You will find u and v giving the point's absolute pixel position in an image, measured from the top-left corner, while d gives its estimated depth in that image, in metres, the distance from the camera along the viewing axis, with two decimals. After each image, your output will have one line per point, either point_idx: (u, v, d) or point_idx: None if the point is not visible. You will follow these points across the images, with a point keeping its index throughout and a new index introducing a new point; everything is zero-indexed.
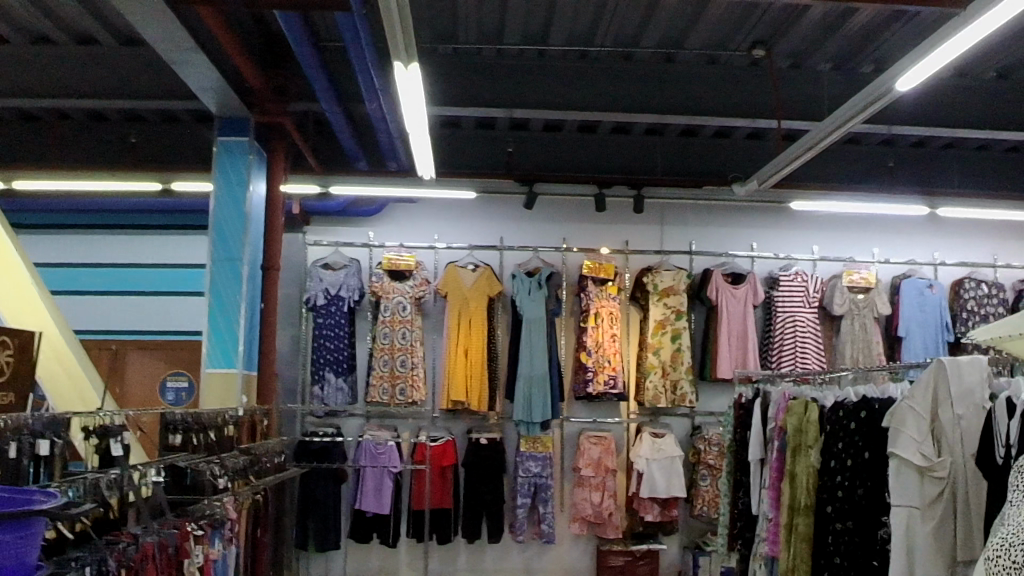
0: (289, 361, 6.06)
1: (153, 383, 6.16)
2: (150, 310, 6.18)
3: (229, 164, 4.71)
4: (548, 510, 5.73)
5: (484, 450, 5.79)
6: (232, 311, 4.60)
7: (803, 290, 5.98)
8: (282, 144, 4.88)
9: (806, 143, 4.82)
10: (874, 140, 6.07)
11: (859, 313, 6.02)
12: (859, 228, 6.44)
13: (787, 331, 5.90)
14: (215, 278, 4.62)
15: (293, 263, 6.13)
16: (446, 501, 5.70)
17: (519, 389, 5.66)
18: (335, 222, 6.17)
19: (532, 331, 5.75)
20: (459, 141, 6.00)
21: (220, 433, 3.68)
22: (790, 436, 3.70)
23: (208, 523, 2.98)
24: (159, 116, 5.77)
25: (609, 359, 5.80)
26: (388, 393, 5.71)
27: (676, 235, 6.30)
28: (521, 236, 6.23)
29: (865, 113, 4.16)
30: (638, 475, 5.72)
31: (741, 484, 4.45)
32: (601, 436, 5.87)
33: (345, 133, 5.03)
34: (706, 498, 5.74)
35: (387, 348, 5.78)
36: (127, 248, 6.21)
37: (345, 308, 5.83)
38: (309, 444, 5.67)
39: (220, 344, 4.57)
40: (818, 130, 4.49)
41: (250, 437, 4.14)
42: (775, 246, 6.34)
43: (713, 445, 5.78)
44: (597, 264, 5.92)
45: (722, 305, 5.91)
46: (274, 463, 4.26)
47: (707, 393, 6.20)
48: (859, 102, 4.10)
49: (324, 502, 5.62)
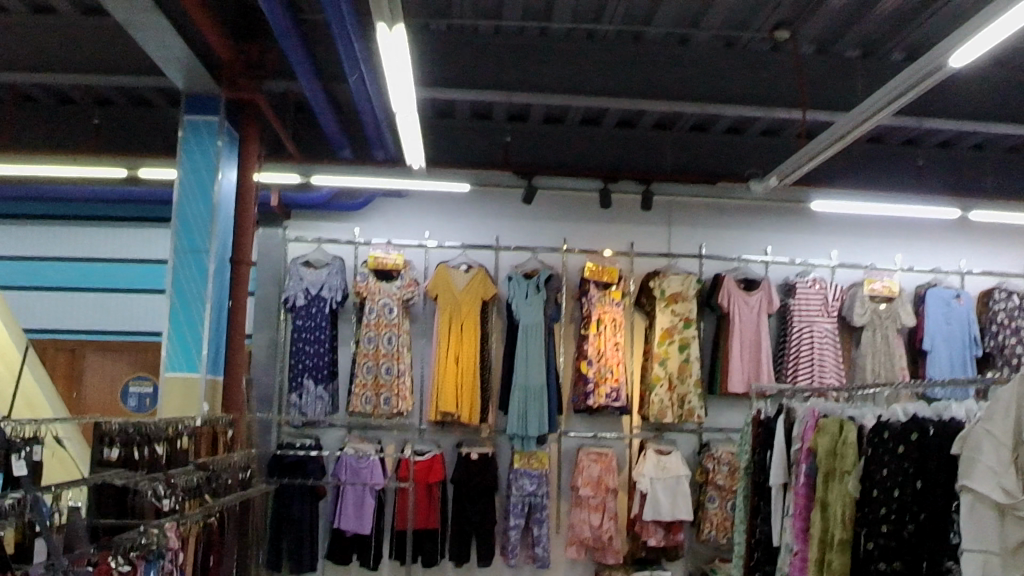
0: (265, 366, 5.51)
1: (113, 386, 5.70)
2: (116, 309, 5.69)
3: (196, 147, 4.26)
4: (543, 531, 5.27)
5: (474, 467, 5.32)
6: (196, 308, 4.15)
7: (821, 299, 5.53)
8: (256, 123, 4.39)
9: (831, 138, 4.35)
10: (900, 138, 5.63)
11: (881, 324, 5.58)
12: (881, 233, 5.98)
13: (803, 342, 5.46)
14: (177, 271, 4.16)
15: (272, 261, 5.64)
16: (432, 521, 5.24)
17: (514, 400, 5.21)
18: (317, 217, 5.72)
19: (529, 338, 5.30)
20: (453, 133, 5.56)
21: (171, 447, 3.22)
22: (822, 459, 3.22)
23: (142, 555, 2.48)
24: (129, 99, 5.34)
25: (611, 370, 5.33)
26: (371, 403, 5.27)
27: (684, 237, 5.84)
28: (517, 235, 5.77)
29: (904, 98, 3.69)
30: (641, 496, 5.26)
31: (758, 510, 3.99)
32: (601, 452, 5.40)
33: (326, 115, 4.57)
34: (715, 522, 5.27)
35: (370, 354, 5.33)
36: (93, 241, 5.75)
37: (327, 310, 5.39)
38: (284, 457, 5.20)
39: (182, 345, 4.12)
40: (852, 120, 4.03)
41: (210, 451, 3.68)
42: (792, 250, 5.88)
43: (722, 465, 5.32)
44: (599, 267, 5.45)
45: (734, 315, 5.46)
46: (235, 477, 3.80)
47: (715, 407, 5.73)
48: (899, 86, 3.64)
49: (299, 520, 5.15)
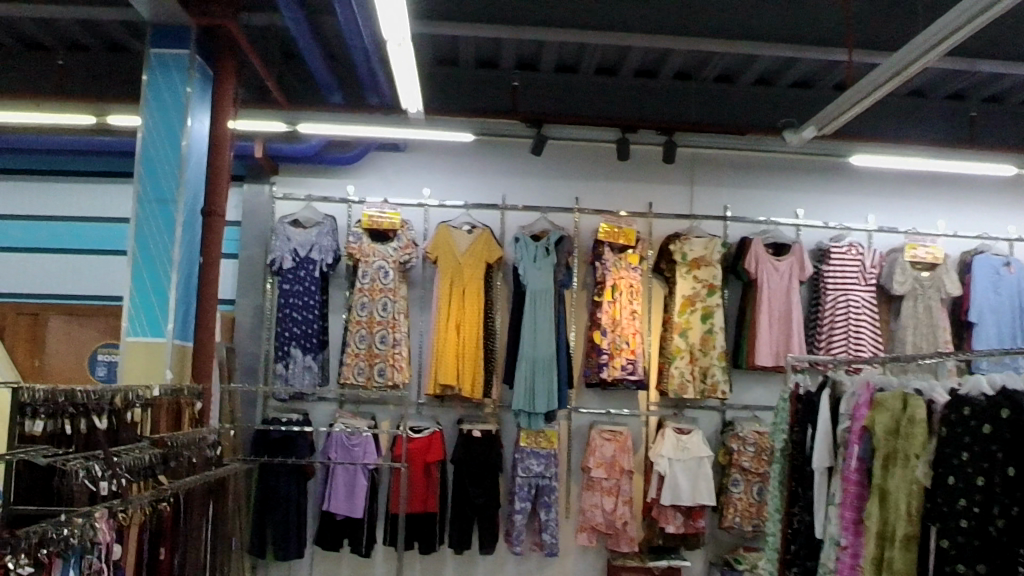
0: (250, 335, 5.03)
1: (80, 356, 4.84)
2: (89, 272, 5.24)
3: (163, 83, 3.75)
4: (551, 516, 4.81)
5: (476, 445, 4.86)
6: (161, 265, 3.67)
7: (857, 265, 5.05)
8: (233, 60, 3.89)
9: (879, 79, 3.82)
10: (945, 92, 5.14)
11: (923, 294, 5.09)
12: (923, 195, 5.47)
13: (838, 313, 4.98)
14: (141, 223, 3.69)
15: (257, 220, 5.14)
16: (429, 504, 4.78)
17: (520, 371, 4.74)
18: (307, 172, 5.23)
19: (537, 305, 4.82)
20: (456, 81, 5.07)
21: (116, 421, 2.75)
22: (881, 440, 2.74)
23: (55, 553, 2.01)
24: (100, 41, 4.85)
25: (627, 341, 4.85)
26: (364, 374, 4.81)
27: (707, 197, 5.33)
28: (526, 194, 5.27)
29: (966, 32, 3.21)
30: (658, 478, 4.80)
31: (796, 497, 3.51)
32: (615, 431, 4.92)
33: (313, 54, 4.08)
34: (739, 508, 4.79)
35: (364, 322, 4.86)
36: (60, 198, 5.27)
37: (316, 274, 4.93)
38: (268, 433, 4.75)
39: (146, 307, 3.65)
40: (910, 55, 3.51)
41: (171, 426, 3.22)
42: (825, 213, 5.38)
43: (748, 445, 4.84)
44: (615, 228, 4.95)
45: (762, 282, 4.97)
46: (201, 456, 3.34)
47: (741, 383, 5.22)
48: (970, 9, 3.10)
49: (284, 503, 4.70)
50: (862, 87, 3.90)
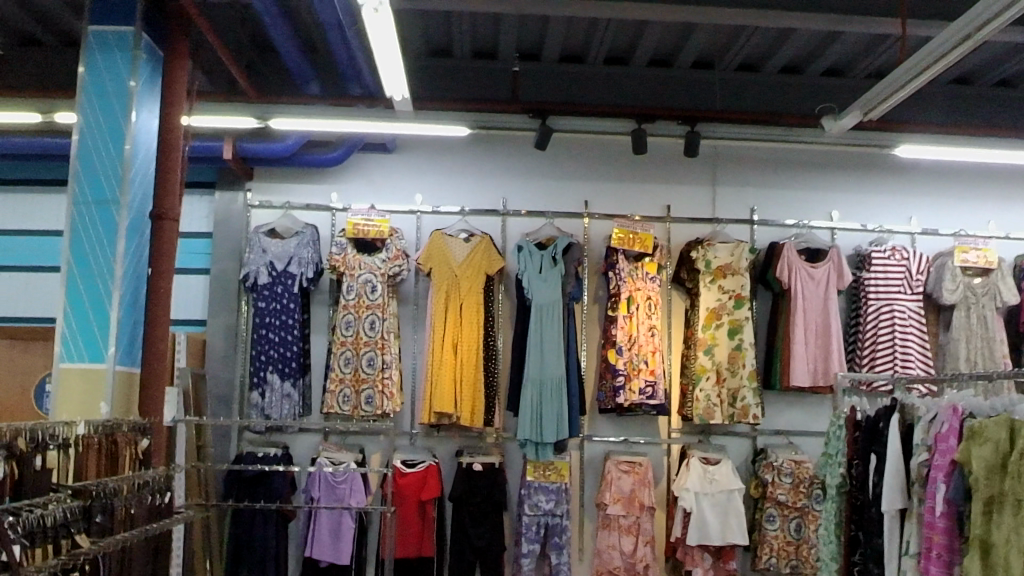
0: (222, 360, 4.46)
1: (25, 385, 4.28)
2: (44, 291, 4.69)
3: (103, 62, 3.21)
4: (562, 560, 4.21)
5: (476, 480, 4.28)
6: (99, 277, 3.12)
7: (903, 271, 4.48)
8: (186, 39, 3.37)
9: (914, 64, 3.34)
10: (995, 78, 4.61)
11: (977, 303, 4.52)
12: (970, 194, 4.91)
13: (881, 325, 4.41)
14: (77, 228, 3.15)
15: (230, 231, 4.60)
16: (426, 548, 4.20)
17: (526, 396, 4.18)
18: (284, 176, 4.68)
19: (543, 321, 4.26)
20: (450, 75, 4.57)
21: (13, 468, 2.20)
22: (980, 481, 2.27)
23: None
24: (54, 31, 4.35)
25: (646, 360, 4.29)
26: (350, 402, 4.25)
27: (732, 198, 4.77)
28: (528, 197, 4.71)
29: (981, 24, 2.92)
30: (683, 514, 4.23)
31: (857, 543, 2.95)
32: (633, 462, 4.34)
33: (281, 34, 3.54)
34: (775, 547, 4.20)
35: (349, 342, 4.31)
36: (12, 210, 4.73)
37: (295, 289, 4.37)
38: (241, 470, 4.18)
39: (82, 326, 3.11)
40: (921, 54, 3.20)
41: (105, 471, 2.66)
42: (864, 214, 4.82)
43: (784, 476, 4.26)
44: (629, 233, 4.40)
45: (796, 291, 4.41)
46: (144, 506, 2.77)
47: (774, 405, 4.65)
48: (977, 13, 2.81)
49: (261, 548, 4.07)
50: (909, 69, 3.38)
